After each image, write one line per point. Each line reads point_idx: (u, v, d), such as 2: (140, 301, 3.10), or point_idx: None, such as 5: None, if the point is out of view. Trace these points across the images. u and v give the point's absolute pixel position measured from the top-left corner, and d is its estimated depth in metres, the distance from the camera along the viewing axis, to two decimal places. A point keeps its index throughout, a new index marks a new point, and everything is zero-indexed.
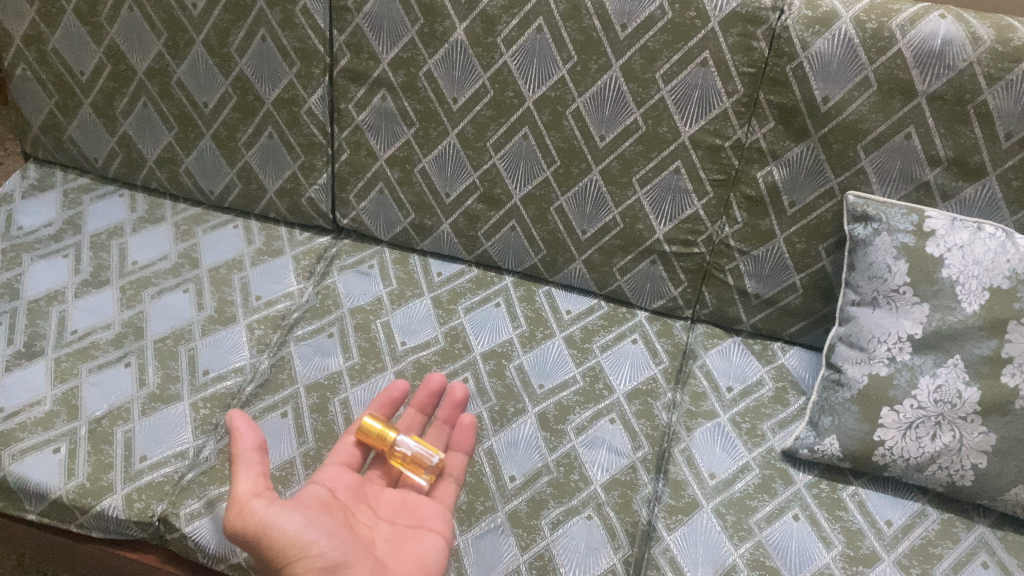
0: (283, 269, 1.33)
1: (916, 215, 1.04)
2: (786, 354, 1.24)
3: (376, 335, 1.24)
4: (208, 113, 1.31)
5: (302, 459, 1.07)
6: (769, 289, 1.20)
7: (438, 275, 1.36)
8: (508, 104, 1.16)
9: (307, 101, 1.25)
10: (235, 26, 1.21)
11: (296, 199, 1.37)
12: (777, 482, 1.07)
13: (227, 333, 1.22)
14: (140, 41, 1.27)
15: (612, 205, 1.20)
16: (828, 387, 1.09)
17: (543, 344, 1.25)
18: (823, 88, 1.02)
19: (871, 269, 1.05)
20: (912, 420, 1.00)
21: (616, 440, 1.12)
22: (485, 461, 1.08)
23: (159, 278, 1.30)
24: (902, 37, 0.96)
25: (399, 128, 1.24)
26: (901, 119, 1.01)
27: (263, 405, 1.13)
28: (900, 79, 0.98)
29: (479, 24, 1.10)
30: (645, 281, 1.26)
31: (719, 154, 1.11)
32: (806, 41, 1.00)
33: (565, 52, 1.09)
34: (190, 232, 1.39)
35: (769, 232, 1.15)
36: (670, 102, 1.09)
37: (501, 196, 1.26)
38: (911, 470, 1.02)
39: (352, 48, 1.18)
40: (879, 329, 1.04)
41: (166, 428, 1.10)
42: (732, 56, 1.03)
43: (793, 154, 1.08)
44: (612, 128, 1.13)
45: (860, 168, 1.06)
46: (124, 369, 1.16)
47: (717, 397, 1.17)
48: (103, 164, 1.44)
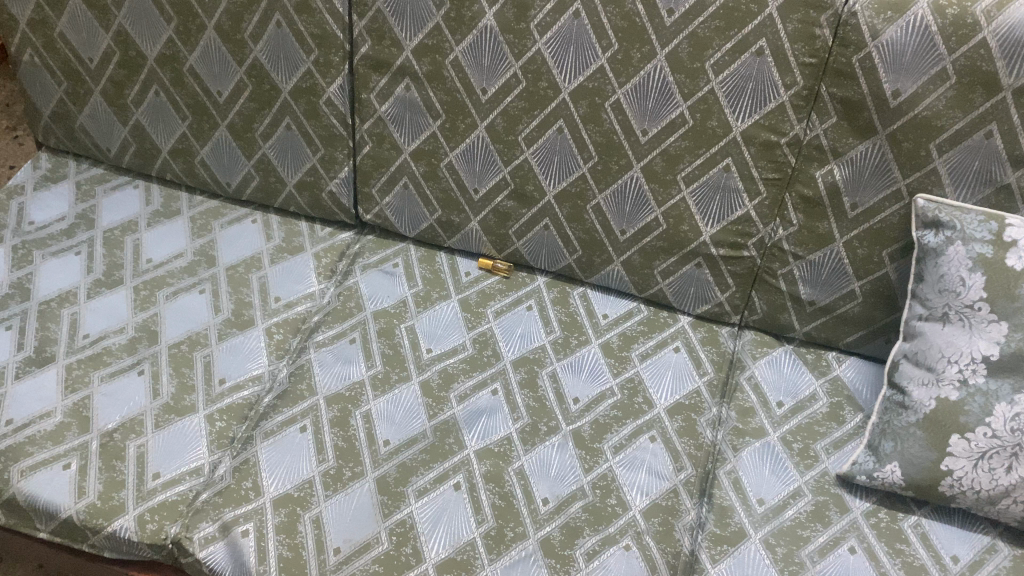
0: (303, 268, 1.26)
1: (994, 222, 0.94)
2: (841, 366, 1.15)
3: (401, 342, 1.17)
4: (222, 103, 1.24)
5: (322, 479, 1.01)
6: (824, 296, 1.10)
7: (466, 274, 1.28)
8: (541, 95, 1.07)
9: (326, 91, 1.17)
10: (249, 11, 1.12)
11: (316, 193, 1.29)
12: (831, 510, 0.98)
13: (244, 338, 1.16)
14: (149, 26, 1.19)
15: (654, 204, 1.11)
16: (889, 408, 0.99)
17: (578, 352, 1.17)
18: (894, 81, 0.91)
19: (942, 281, 0.96)
20: (985, 451, 0.91)
21: (656, 460, 1.04)
22: (515, 482, 1.01)
23: (174, 278, 1.24)
24: (987, 24, 0.85)
25: (424, 120, 1.16)
26: (982, 115, 0.90)
27: (281, 418, 1.07)
28: (983, 71, 0.88)
29: (511, 9, 1.01)
30: (688, 285, 1.18)
31: (775, 151, 1.01)
32: (876, 29, 0.89)
33: (605, 40, 0.99)
34: (207, 227, 1.32)
35: (827, 236, 1.06)
36: (721, 94, 0.99)
37: (534, 193, 1.18)
38: (981, 503, 0.93)
39: (374, 34, 1.10)
40: (950, 348, 0.94)
41: (181, 442, 1.04)
42: (792, 45, 0.93)
43: (857, 153, 0.98)
44: (656, 122, 1.04)
45: (932, 168, 0.96)
46: (137, 378, 1.10)
47: (767, 413, 1.09)
48: (116, 154, 1.37)
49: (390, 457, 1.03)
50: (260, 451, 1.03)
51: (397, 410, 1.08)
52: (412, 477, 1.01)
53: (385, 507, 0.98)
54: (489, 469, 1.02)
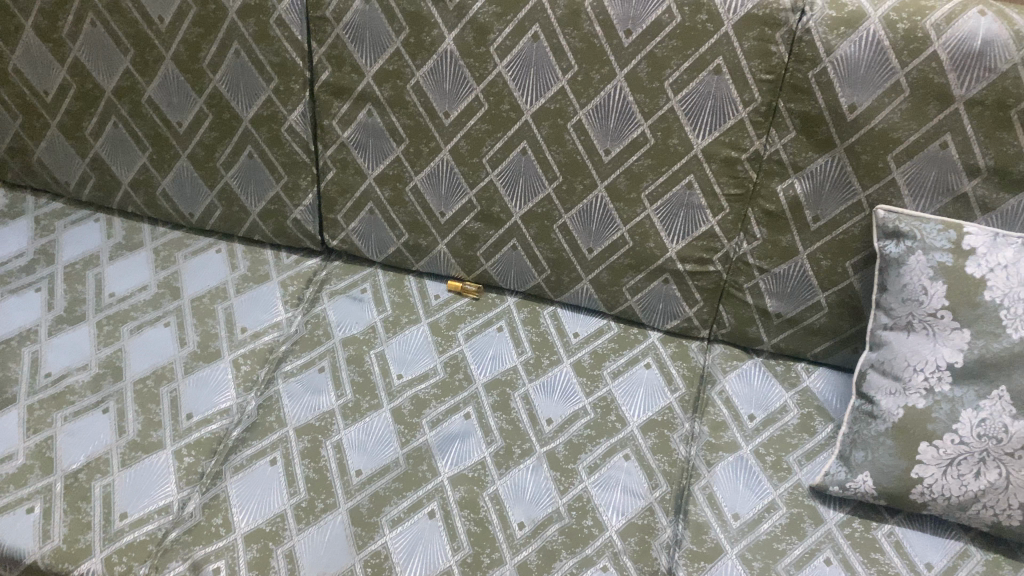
0: (270, 297, 1.25)
1: (953, 231, 0.95)
2: (811, 377, 1.16)
3: (371, 369, 1.16)
4: (182, 133, 1.23)
5: (294, 512, 0.99)
6: (791, 307, 1.11)
7: (435, 297, 1.28)
8: (504, 117, 1.08)
9: (288, 118, 1.17)
10: (206, 41, 1.12)
11: (281, 221, 1.28)
12: (806, 521, 0.99)
13: (211, 370, 1.14)
14: (105, 58, 1.18)
15: (620, 222, 1.12)
16: (859, 418, 1.00)
17: (550, 372, 1.17)
18: (850, 95, 0.92)
19: (905, 291, 0.97)
20: (954, 457, 0.92)
21: (631, 479, 1.04)
22: (490, 506, 1.00)
23: (138, 311, 1.22)
24: (938, 38, 0.87)
25: (388, 144, 1.16)
26: (937, 127, 0.92)
27: (251, 452, 1.05)
28: (936, 83, 0.89)
29: (470, 33, 1.02)
30: (657, 301, 1.18)
31: (736, 167, 1.03)
32: (830, 45, 0.90)
33: (564, 62, 1.00)
34: (171, 258, 1.31)
35: (791, 248, 1.07)
36: (681, 112, 1.00)
37: (501, 214, 1.18)
38: (952, 509, 0.94)
39: (333, 60, 1.10)
40: (915, 357, 0.95)
41: (148, 480, 1.01)
42: (749, 62, 0.94)
43: (816, 166, 0.99)
44: (619, 141, 1.05)
45: (891, 180, 0.97)
46: (102, 416, 1.08)
47: (739, 427, 1.09)
48: (75, 188, 1.35)
49: (362, 487, 1.01)
50: (230, 485, 1.01)
51: (369, 438, 1.07)
52: (386, 506, 0.99)
53: (359, 538, 0.96)
54: (463, 495, 1.01)
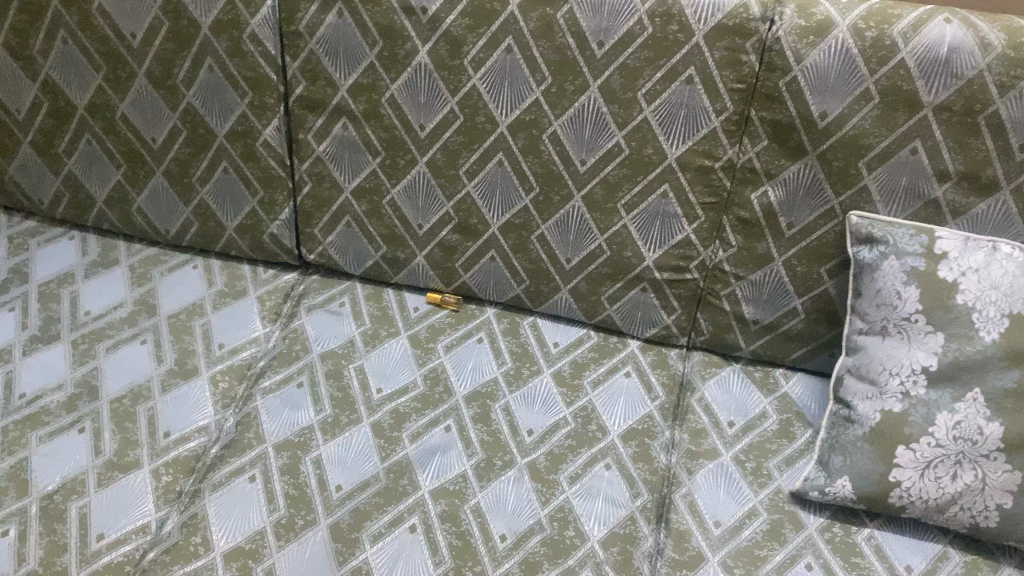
0: (247, 313, 1.24)
1: (925, 236, 0.96)
2: (789, 382, 1.16)
3: (350, 383, 1.15)
4: (157, 149, 1.22)
5: (274, 529, 0.98)
6: (768, 314, 1.12)
7: (414, 310, 1.27)
8: (479, 129, 1.08)
9: (262, 133, 1.16)
10: (179, 56, 1.12)
11: (257, 236, 1.28)
12: (786, 527, 0.99)
13: (189, 388, 1.13)
14: (77, 75, 1.18)
15: (597, 232, 1.12)
16: (837, 423, 1.00)
17: (530, 382, 1.17)
18: (821, 102, 0.93)
19: (879, 296, 0.97)
20: (931, 460, 0.93)
21: (613, 488, 1.04)
22: (472, 519, 0.99)
23: (114, 329, 1.20)
24: (905, 45, 0.88)
25: (363, 158, 1.16)
26: (906, 133, 0.93)
27: (229, 469, 1.04)
28: (904, 90, 0.90)
29: (443, 45, 1.02)
30: (635, 309, 1.19)
31: (710, 175, 1.03)
32: (800, 53, 0.91)
33: (538, 73, 1.01)
34: (147, 275, 1.30)
35: (766, 255, 1.07)
36: (654, 122, 1.01)
37: (478, 226, 1.18)
38: (930, 512, 0.94)
39: (308, 75, 1.10)
40: (891, 361, 0.96)
41: (126, 500, 0.99)
42: (720, 71, 0.95)
43: (789, 174, 1.00)
44: (593, 151, 1.05)
45: (863, 186, 0.98)
46: (78, 436, 1.06)
47: (719, 434, 1.09)
48: (49, 206, 1.34)
49: (343, 502, 1.01)
50: (209, 503, 1.00)
51: (349, 453, 1.06)
52: (367, 521, 0.99)
53: (340, 554, 0.95)
54: (444, 508, 1.01)
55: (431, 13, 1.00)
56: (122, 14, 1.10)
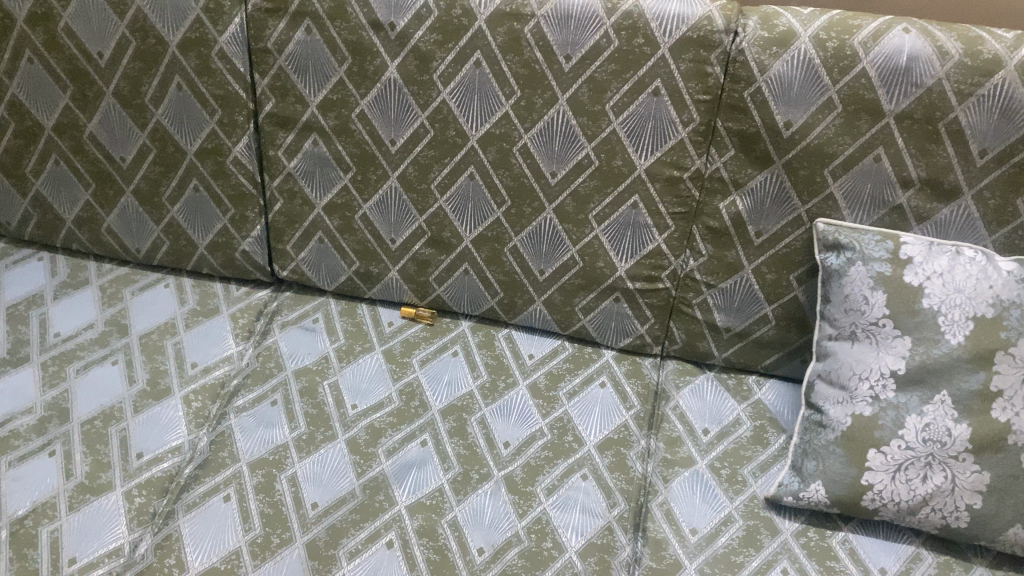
0: (220, 331, 1.23)
1: (890, 241, 0.97)
2: (762, 389, 1.17)
3: (325, 400, 1.15)
4: (126, 168, 1.22)
5: (249, 548, 0.97)
6: (739, 321, 1.13)
7: (389, 324, 1.27)
8: (450, 143, 1.09)
9: (232, 150, 1.16)
10: (148, 75, 1.12)
11: (229, 253, 1.27)
12: (762, 533, 0.99)
13: (161, 408, 1.12)
14: (44, 95, 1.17)
15: (570, 243, 1.13)
16: (809, 428, 1.01)
17: (506, 395, 1.17)
18: (785, 112, 0.95)
19: (847, 301, 0.99)
20: (901, 462, 0.94)
21: (589, 499, 1.04)
22: (449, 534, 0.99)
23: (85, 350, 1.19)
24: (866, 55, 0.90)
25: (335, 173, 1.16)
26: (870, 141, 0.94)
27: (203, 489, 1.03)
28: (866, 99, 0.92)
29: (412, 61, 1.03)
30: (609, 319, 1.19)
31: (679, 186, 1.04)
32: (763, 64, 0.93)
33: (507, 87, 1.02)
34: (118, 295, 1.28)
35: (736, 263, 1.08)
36: (623, 134, 1.02)
37: (451, 239, 1.18)
38: (903, 514, 0.95)
39: (277, 91, 1.10)
40: (861, 366, 0.97)
41: (98, 523, 0.98)
42: (686, 83, 0.96)
43: (756, 183, 1.01)
44: (563, 164, 1.06)
45: (828, 194, 0.99)
46: (48, 459, 1.04)
47: (694, 441, 1.10)
48: (17, 228, 1.33)
49: (319, 519, 1.00)
50: (183, 524, 0.98)
51: (324, 470, 1.06)
52: (343, 538, 0.98)
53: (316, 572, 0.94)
54: (421, 523, 1.00)
55: (400, 29, 1.01)
56: (89, 34, 1.10)
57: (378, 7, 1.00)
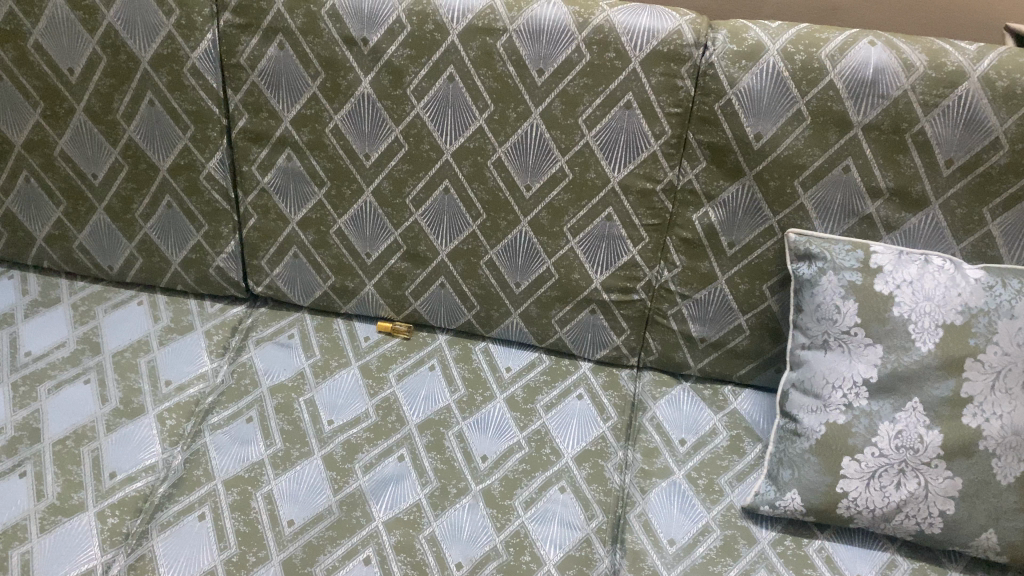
0: (194, 348, 1.22)
1: (860, 251, 0.99)
2: (738, 399, 1.18)
3: (301, 416, 1.14)
4: (98, 185, 1.21)
5: (224, 567, 0.95)
6: (714, 332, 1.14)
7: (365, 339, 1.27)
8: (424, 157, 1.09)
9: (206, 166, 1.16)
10: (119, 91, 1.11)
11: (203, 269, 1.26)
12: (740, 542, 1.00)
13: (135, 427, 1.11)
14: (14, 112, 1.16)
15: (545, 255, 1.13)
16: (784, 437, 1.02)
17: (483, 408, 1.17)
18: (755, 124, 0.96)
19: (819, 310, 0.99)
20: (875, 469, 0.95)
21: (568, 511, 1.04)
22: (427, 549, 0.99)
23: (56, 370, 1.18)
24: (833, 67, 0.91)
25: (309, 188, 1.15)
26: (838, 152, 0.96)
27: (178, 508, 1.01)
28: (834, 111, 0.93)
29: (386, 76, 1.03)
30: (585, 331, 1.20)
31: (652, 198, 1.05)
32: (733, 77, 0.94)
33: (481, 101, 1.02)
34: (90, 313, 1.27)
35: (710, 274, 1.09)
36: (596, 147, 1.03)
37: (426, 253, 1.18)
38: (877, 521, 0.96)
39: (250, 107, 1.10)
40: (834, 374, 0.98)
41: (69, 545, 0.96)
42: (657, 96, 0.97)
43: (728, 194, 1.02)
44: (538, 177, 1.07)
45: (799, 204, 1.01)
46: (18, 481, 1.03)
47: (671, 452, 1.10)
48: None
49: (295, 537, 0.99)
50: (157, 545, 0.97)
51: (300, 487, 1.05)
52: (320, 555, 0.97)
53: None
54: (399, 539, 1.00)
55: (373, 44, 1.01)
56: (60, 50, 1.09)
57: (351, 22, 1.00)
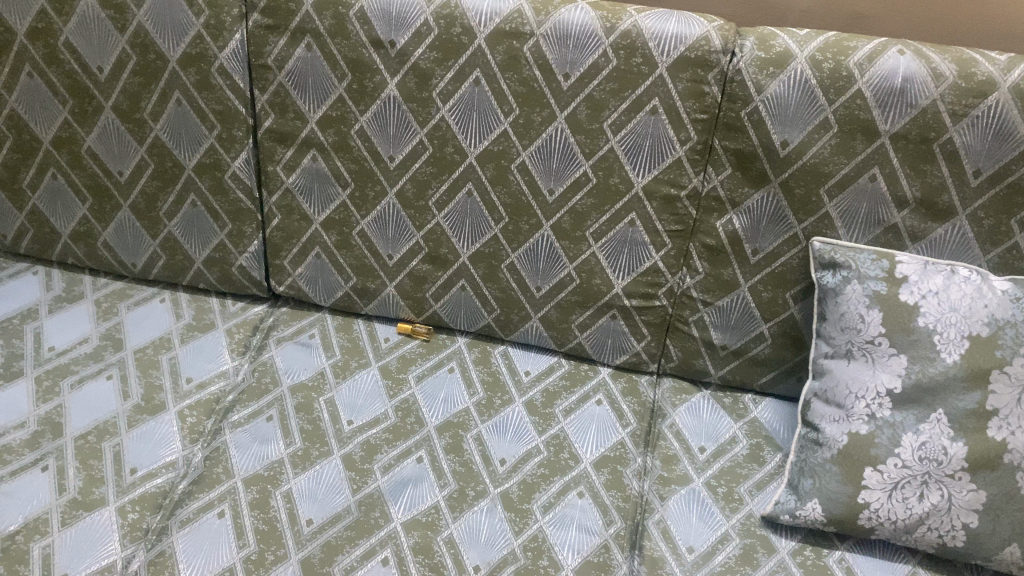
0: (215, 346, 1.23)
1: (885, 260, 0.98)
2: (758, 407, 1.18)
3: (320, 416, 1.14)
4: (124, 182, 1.22)
5: (243, 565, 0.96)
6: (735, 339, 1.13)
7: (385, 340, 1.27)
8: (448, 160, 1.09)
9: (231, 165, 1.16)
10: (147, 90, 1.12)
11: (225, 268, 1.27)
12: (759, 552, 0.99)
13: (155, 424, 1.11)
14: (43, 109, 1.17)
15: (567, 260, 1.13)
16: (805, 446, 1.01)
17: (502, 412, 1.17)
18: (782, 132, 0.96)
19: (843, 319, 0.99)
20: (898, 480, 0.94)
21: (586, 517, 1.03)
22: (445, 551, 0.99)
23: (79, 365, 1.18)
24: (861, 76, 0.91)
25: (333, 189, 1.16)
26: (865, 161, 0.95)
27: (197, 505, 1.02)
28: (861, 119, 0.93)
29: (412, 78, 1.03)
30: (606, 337, 1.19)
31: (676, 204, 1.05)
32: (760, 84, 0.94)
33: (506, 105, 1.03)
34: (113, 309, 1.28)
35: (732, 281, 1.09)
36: (620, 152, 1.03)
37: (448, 255, 1.18)
38: (899, 533, 0.95)
39: (277, 107, 1.10)
40: (857, 384, 0.97)
41: (90, 539, 0.97)
42: (683, 102, 0.97)
43: (752, 201, 1.02)
44: (561, 181, 1.07)
45: (824, 213, 1.00)
46: (40, 474, 1.04)
47: (690, 459, 1.10)
48: (12, 242, 1.33)
49: (314, 536, 0.99)
50: (177, 541, 0.98)
51: (319, 487, 1.05)
52: (338, 555, 0.97)
53: None
54: (417, 540, 0.99)
55: (400, 46, 1.01)
56: (90, 49, 1.10)
57: (378, 24, 1.00)
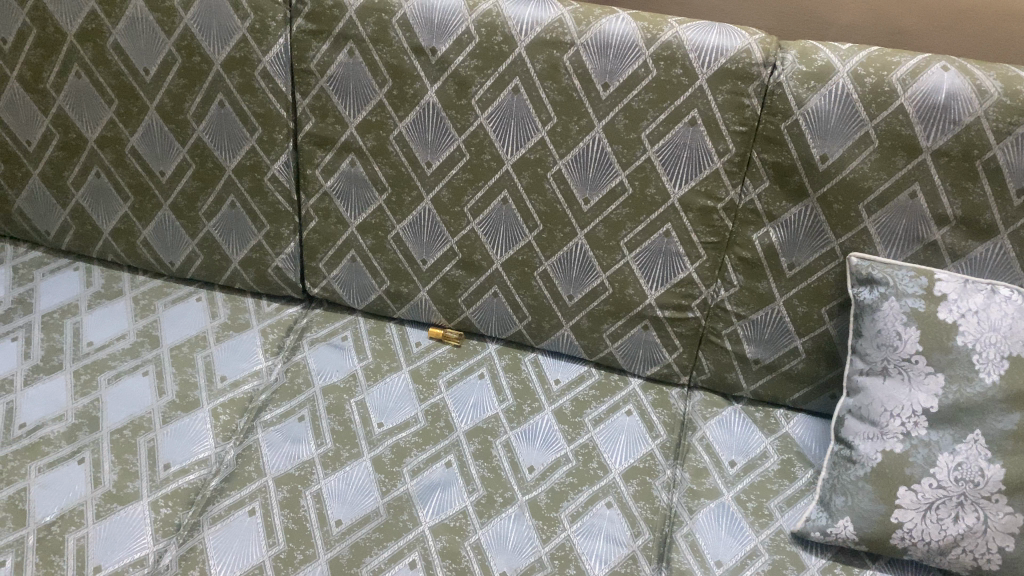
0: (250, 346, 1.25)
1: (924, 277, 0.97)
2: (790, 423, 1.17)
3: (352, 418, 1.15)
4: (165, 182, 1.24)
5: (272, 564, 0.97)
6: (769, 354, 1.13)
7: (416, 345, 1.28)
8: (485, 167, 1.10)
9: (270, 167, 1.18)
10: (191, 92, 1.14)
11: (261, 269, 1.28)
12: (788, 568, 0.98)
13: (189, 420, 1.13)
14: (90, 108, 1.20)
15: (600, 269, 1.13)
16: (838, 463, 1.00)
17: (531, 419, 1.17)
18: (822, 146, 0.95)
19: (880, 336, 0.98)
20: (933, 501, 0.93)
21: (614, 527, 1.03)
22: (472, 556, 0.99)
23: (116, 360, 1.20)
24: (903, 91, 0.90)
25: (370, 194, 1.17)
26: (905, 177, 0.95)
27: (228, 502, 1.03)
28: (903, 135, 0.92)
29: (452, 85, 1.04)
30: (637, 347, 1.19)
31: (712, 216, 1.05)
32: (801, 97, 0.94)
33: (544, 114, 1.03)
34: (150, 306, 1.30)
35: (767, 295, 1.08)
36: (658, 162, 1.03)
37: (481, 262, 1.19)
38: (932, 554, 0.94)
39: (317, 112, 1.12)
40: (892, 402, 0.96)
41: (123, 533, 0.98)
42: (723, 114, 0.97)
43: (790, 215, 1.01)
44: (597, 190, 1.07)
45: (862, 228, 1.00)
46: (77, 467, 1.05)
47: (720, 473, 1.09)
48: (55, 237, 1.35)
49: (342, 536, 1.00)
50: (208, 538, 0.98)
51: (349, 488, 1.06)
52: (366, 556, 0.98)
53: None
54: (445, 544, 1.00)
55: (441, 54, 1.02)
56: (137, 50, 1.12)
57: (420, 31, 1.01)
